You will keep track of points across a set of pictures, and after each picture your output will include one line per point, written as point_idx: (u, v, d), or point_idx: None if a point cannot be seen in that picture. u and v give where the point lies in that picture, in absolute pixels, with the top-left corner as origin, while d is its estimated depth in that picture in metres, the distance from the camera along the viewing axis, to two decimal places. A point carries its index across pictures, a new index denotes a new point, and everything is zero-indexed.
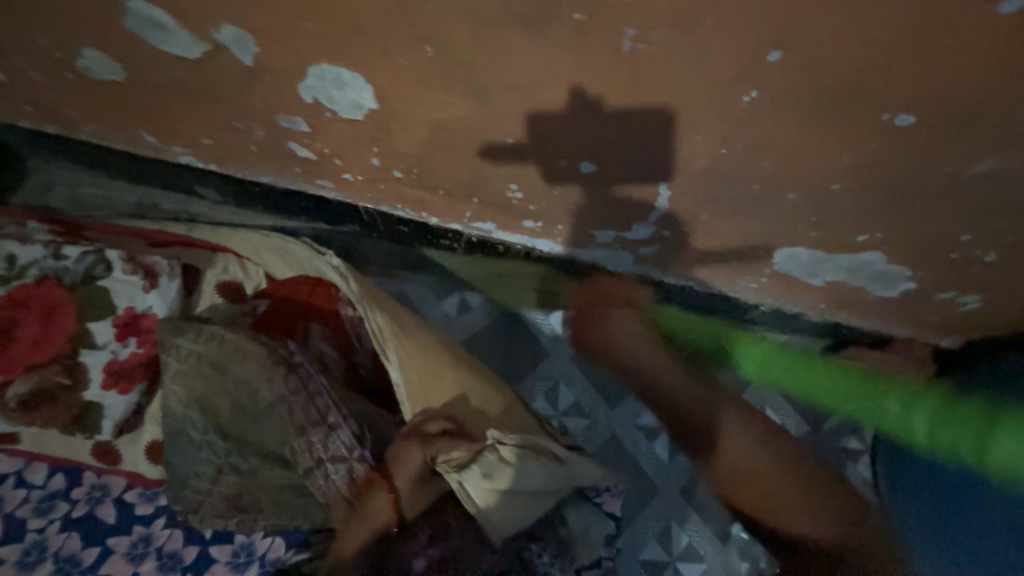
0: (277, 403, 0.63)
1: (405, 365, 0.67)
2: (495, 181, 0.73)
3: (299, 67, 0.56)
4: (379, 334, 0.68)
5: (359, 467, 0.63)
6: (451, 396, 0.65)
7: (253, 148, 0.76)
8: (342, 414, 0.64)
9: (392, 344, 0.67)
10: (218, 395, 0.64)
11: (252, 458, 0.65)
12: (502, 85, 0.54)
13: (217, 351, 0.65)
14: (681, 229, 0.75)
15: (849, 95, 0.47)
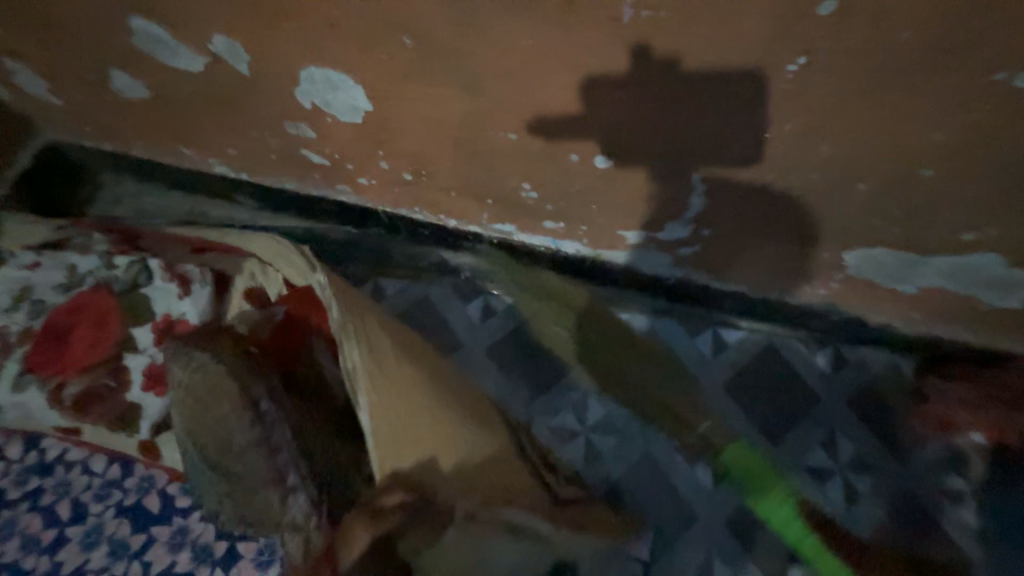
0: (247, 448, 0.63)
1: (377, 413, 0.61)
2: (506, 181, 0.67)
3: (291, 72, 0.54)
4: (353, 375, 0.63)
5: (314, 536, 0.62)
6: (421, 450, 0.62)
7: (273, 156, 0.77)
8: (300, 476, 0.63)
9: (365, 390, 0.62)
10: (207, 433, 0.64)
11: (240, 492, 0.64)
12: (496, 74, 0.49)
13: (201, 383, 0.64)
14: (723, 226, 0.65)
15: (940, 49, 0.38)
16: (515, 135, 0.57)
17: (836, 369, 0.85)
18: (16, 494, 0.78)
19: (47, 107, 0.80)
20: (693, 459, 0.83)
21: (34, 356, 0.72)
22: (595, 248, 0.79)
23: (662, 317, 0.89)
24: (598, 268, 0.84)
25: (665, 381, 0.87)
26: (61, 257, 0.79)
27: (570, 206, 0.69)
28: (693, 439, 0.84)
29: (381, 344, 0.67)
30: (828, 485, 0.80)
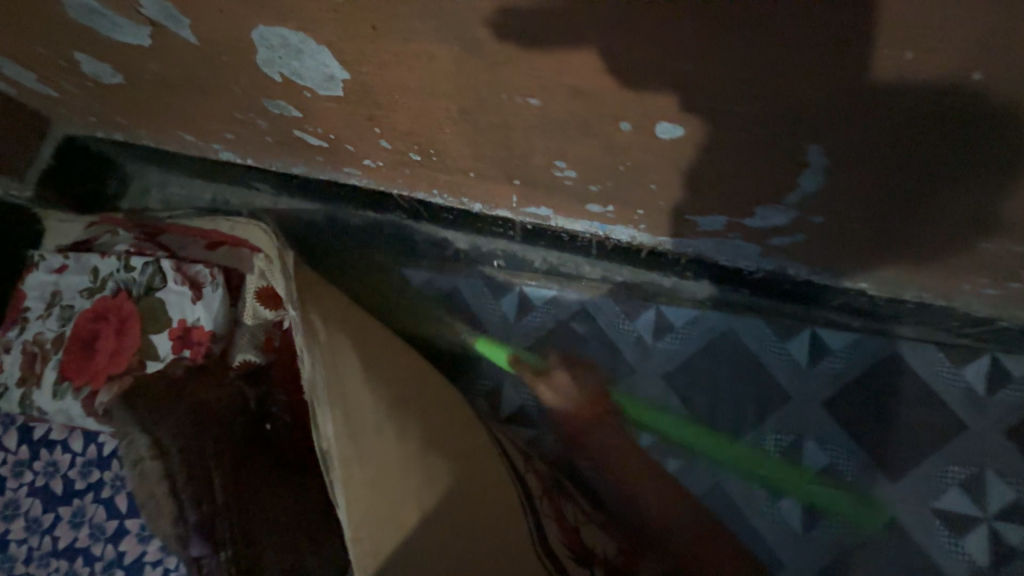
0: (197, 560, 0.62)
1: (354, 503, 0.49)
2: (536, 160, 0.51)
3: (242, 36, 0.42)
4: (326, 458, 0.51)
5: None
6: (408, 552, 0.49)
7: (269, 140, 0.66)
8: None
9: (338, 479, 0.50)
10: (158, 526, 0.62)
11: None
12: (498, 11, 0.33)
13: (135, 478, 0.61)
14: (845, 209, 0.45)
15: None
16: (539, 101, 0.41)
17: (991, 391, 0.66)
18: (82, 485, 0.82)
19: (48, 98, 0.75)
20: (776, 493, 0.69)
21: (68, 363, 0.73)
22: (656, 236, 0.62)
23: (745, 316, 0.73)
24: (662, 260, 0.68)
25: (744, 395, 0.72)
26: (85, 259, 0.77)
27: (620, 186, 0.52)
28: (777, 469, 0.69)
29: (360, 408, 0.54)
30: (968, 538, 0.64)
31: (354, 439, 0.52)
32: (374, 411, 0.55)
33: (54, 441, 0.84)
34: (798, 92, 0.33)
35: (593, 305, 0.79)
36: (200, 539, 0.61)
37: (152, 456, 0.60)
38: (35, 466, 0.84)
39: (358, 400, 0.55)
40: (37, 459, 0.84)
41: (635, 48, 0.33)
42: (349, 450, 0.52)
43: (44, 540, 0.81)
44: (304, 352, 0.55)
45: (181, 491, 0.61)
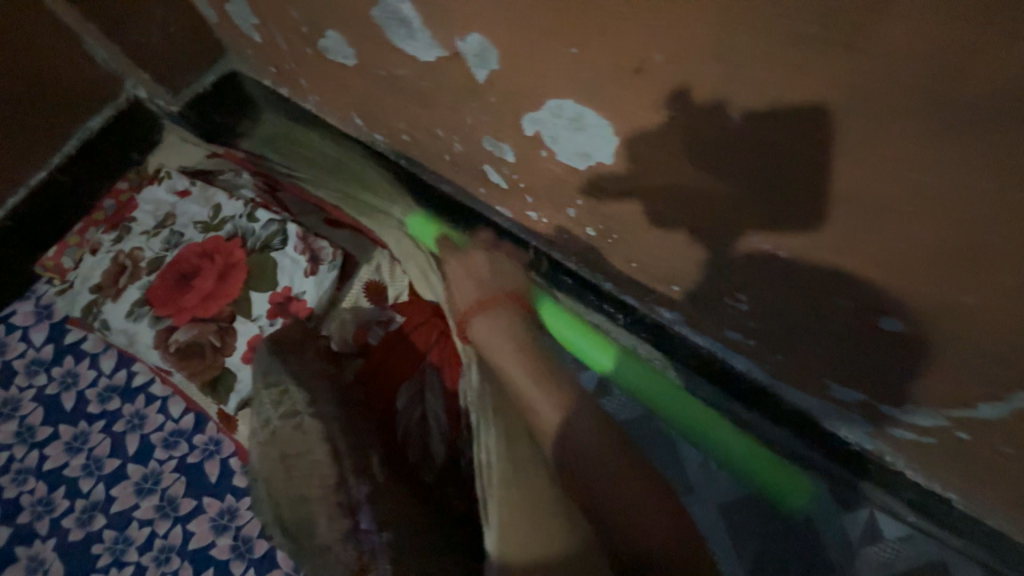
0: (334, 547, 0.56)
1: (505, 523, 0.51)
2: (715, 283, 0.54)
3: (537, 95, 0.44)
4: (485, 469, 0.55)
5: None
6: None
7: (448, 159, 0.69)
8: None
9: (493, 494, 0.53)
10: (286, 495, 0.60)
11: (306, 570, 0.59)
12: (820, 188, 0.35)
13: (291, 435, 0.60)
14: (995, 442, 0.47)
15: None
16: (783, 254, 0.43)
17: None
18: (95, 409, 0.77)
19: (246, 38, 0.77)
20: None
21: (156, 289, 0.70)
22: (774, 377, 0.65)
23: (810, 473, 0.74)
24: (757, 397, 0.70)
25: (787, 546, 0.73)
26: (210, 194, 0.77)
27: (778, 334, 0.54)
28: None
29: (519, 440, 0.56)
30: None
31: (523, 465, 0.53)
32: (532, 447, 0.56)
33: (85, 352, 0.79)
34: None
35: None
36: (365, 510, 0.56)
37: (311, 413, 0.60)
38: (52, 372, 0.78)
39: (517, 429, 0.57)
40: (58, 364, 0.79)
41: (931, 269, 0.34)
42: (506, 471, 0.54)
43: (31, 455, 0.74)
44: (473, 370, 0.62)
45: (344, 458, 0.58)
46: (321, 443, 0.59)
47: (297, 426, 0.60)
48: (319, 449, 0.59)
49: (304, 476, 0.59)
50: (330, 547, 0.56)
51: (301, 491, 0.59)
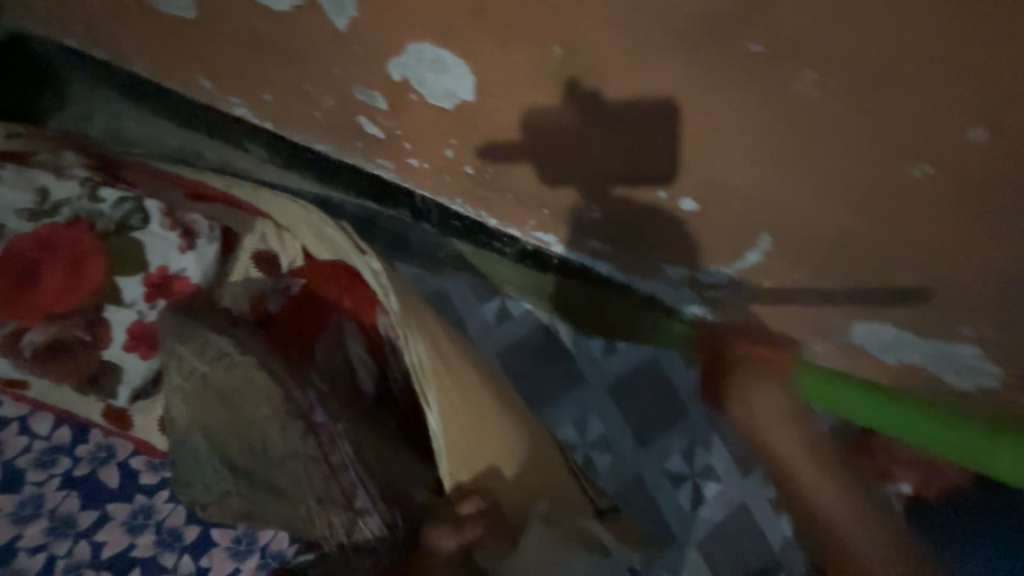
0: (294, 462, 0.56)
1: (446, 411, 0.56)
2: (573, 198, 0.66)
3: (397, 40, 0.49)
4: (419, 367, 0.58)
5: (381, 556, 0.55)
6: (496, 467, 0.55)
7: (318, 116, 0.69)
8: (369, 497, 0.56)
9: (431, 389, 0.56)
10: (228, 432, 0.56)
11: (266, 497, 0.58)
12: (624, 104, 0.47)
13: (224, 378, 0.56)
14: (763, 282, 0.68)
15: None
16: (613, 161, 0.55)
17: None
18: None
19: None
20: (674, 483, 0.88)
21: None
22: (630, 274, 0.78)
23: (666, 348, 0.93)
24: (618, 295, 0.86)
25: (660, 410, 0.91)
26: (31, 176, 0.66)
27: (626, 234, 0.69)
28: (677, 464, 0.89)
29: (444, 342, 0.60)
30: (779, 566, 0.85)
31: (450, 356, 0.59)
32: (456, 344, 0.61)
33: None
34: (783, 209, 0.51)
35: (561, 324, 0.93)
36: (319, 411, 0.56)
37: (241, 351, 0.56)
38: None
39: (439, 331, 0.61)
40: None
41: None
42: (439, 364, 0.58)
43: None
44: (393, 295, 0.62)
45: (286, 381, 0.56)
46: (262, 373, 0.56)
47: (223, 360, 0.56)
48: (259, 378, 0.56)
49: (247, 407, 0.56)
50: (290, 462, 0.56)
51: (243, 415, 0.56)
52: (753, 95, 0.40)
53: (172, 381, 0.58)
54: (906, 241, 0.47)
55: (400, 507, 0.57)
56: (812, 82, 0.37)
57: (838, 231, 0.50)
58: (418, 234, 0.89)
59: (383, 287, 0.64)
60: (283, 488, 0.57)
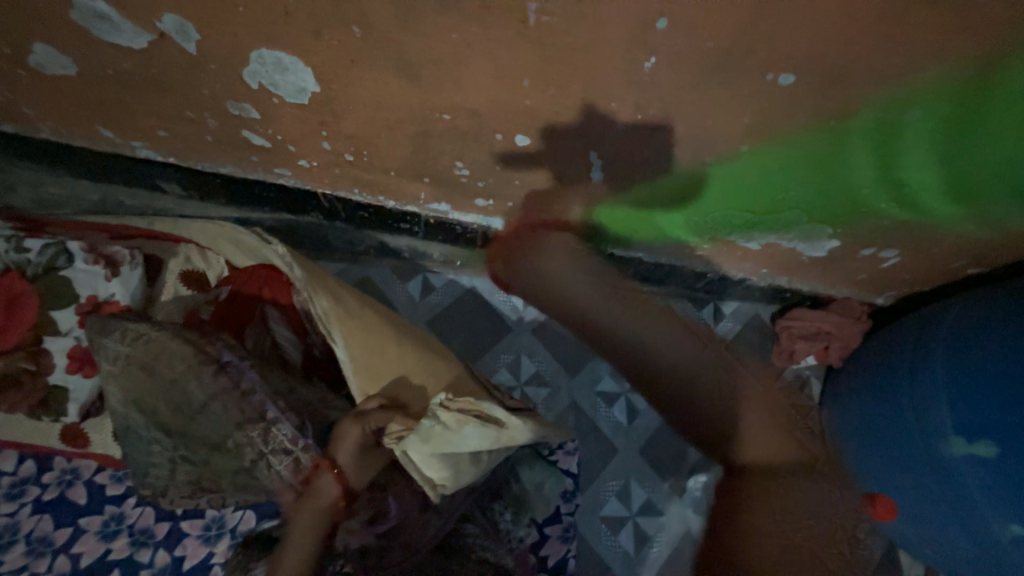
0: (211, 402, 0.63)
1: (351, 346, 0.65)
2: (441, 160, 0.76)
3: (240, 52, 0.59)
4: (324, 318, 0.67)
5: (304, 456, 0.62)
6: (405, 376, 0.66)
7: (209, 138, 0.79)
8: (279, 408, 0.64)
9: (335, 331, 0.66)
10: (154, 397, 0.62)
11: (201, 450, 0.63)
12: (430, 63, 0.57)
13: (144, 351, 0.63)
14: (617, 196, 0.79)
15: (773, 64, 0.51)
16: (450, 116, 0.66)
17: (717, 322, 1.08)
18: None
19: None
20: (608, 403, 0.98)
21: None
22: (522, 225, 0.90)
23: None
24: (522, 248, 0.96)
25: None
26: None
27: (495, 182, 0.79)
28: (609, 384, 0.99)
29: (346, 297, 0.71)
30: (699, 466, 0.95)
31: (349, 306, 0.69)
32: (357, 299, 0.72)
33: None
34: (587, 120, 0.63)
35: (481, 284, 1.05)
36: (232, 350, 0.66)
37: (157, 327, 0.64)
38: None
39: (340, 291, 0.71)
40: None
41: None
42: (341, 312, 0.68)
43: None
44: (296, 266, 0.72)
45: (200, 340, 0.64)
46: (175, 336, 0.63)
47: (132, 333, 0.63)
48: (174, 341, 0.63)
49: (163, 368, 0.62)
50: (208, 402, 0.63)
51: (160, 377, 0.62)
52: (510, 32, 0.51)
53: (104, 368, 0.64)
54: (675, 116, 0.60)
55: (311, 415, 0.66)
56: (539, 10, 0.48)
57: (630, 123, 0.62)
58: (332, 232, 0.99)
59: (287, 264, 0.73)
60: (210, 433, 0.63)
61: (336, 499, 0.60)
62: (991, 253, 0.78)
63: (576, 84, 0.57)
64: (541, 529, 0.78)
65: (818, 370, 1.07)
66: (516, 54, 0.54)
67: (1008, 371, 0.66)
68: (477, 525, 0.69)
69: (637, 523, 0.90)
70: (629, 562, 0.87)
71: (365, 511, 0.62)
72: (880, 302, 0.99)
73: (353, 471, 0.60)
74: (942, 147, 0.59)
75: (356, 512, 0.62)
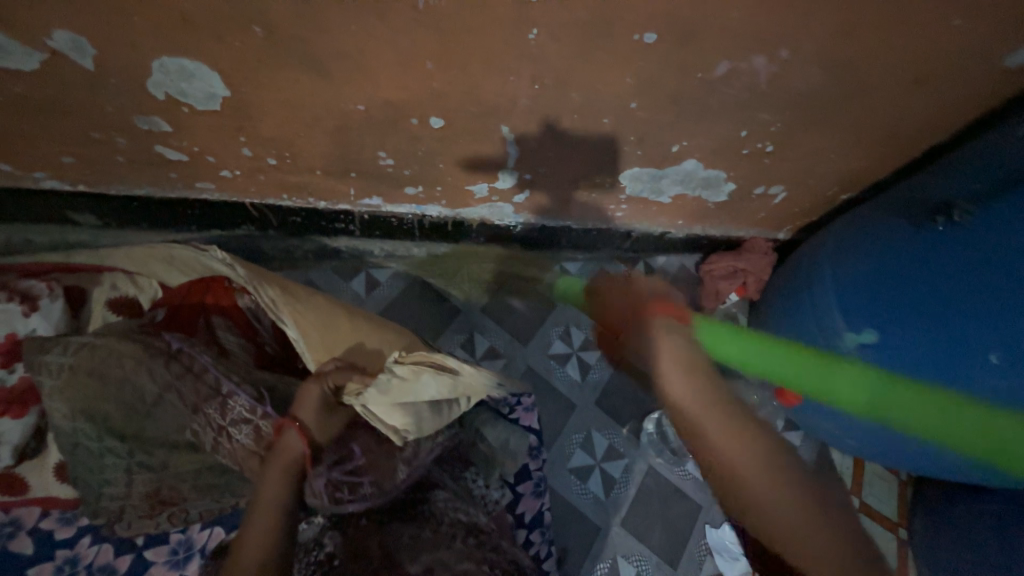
0: (165, 392, 0.64)
1: (301, 325, 0.69)
2: (363, 152, 0.79)
3: (141, 62, 0.60)
4: (272, 304, 0.71)
5: (264, 423, 0.63)
6: (359, 344, 0.70)
7: (120, 159, 0.77)
8: (233, 382, 0.65)
9: (285, 314, 0.70)
10: (105, 401, 0.62)
11: (160, 451, 0.64)
12: (335, 56, 0.61)
13: (88, 360, 0.62)
14: (535, 168, 0.85)
15: (636, 25, 0.59)
16: (363, 107, 0.69)
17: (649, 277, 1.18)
18: None
19: None
20: (562, 362, 1.04)
21: None
22: (454, 208, 0.95)
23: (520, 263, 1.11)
24: (460, 230, 1.01)
25: (533, 309, 1.09)
26: None
27: (420, 168, 0.83)
28: (560, 347, 1.05)
29: (292, 286, 0.75)
30: (646, 419, 1.01)
31: (295, 293, 0.74)
32: (303, 289, 0.75)
33: None
34: (491, 96, 0.68)
35: (426, 274, 1.09)
36: (179, 340, 0.66)
37: (99, 335, 0.64)
38: None
39: (285, 283, 0.75)
40: None
41: None
42: (286, 298, 0.72)
43: None
44: (239, 266, 0.75)
45: (148, 339, 0.65)
46: (121, 340, 0.64)
47: (72, 347, 0.63)
48: (119, 345, 0.63)
49: (115, 370, 0.62)
50: (162, 393, 0.64)
51: (109, 382, 0.62)
52: (402, 17, 0.56)
53: (45, 388, 0.62)
54: (568, 81, 0.67)
55: (268, 389, 0.67)
56: None
57: (530, 93, 0.68)
58: (268, 243, 1.00)
59: (228, 266, 0.76)
60: (168, 430, 0.65)
61: (303, 451, 0.60)
62: (854, 178, 0.92)
63: (474, 62, 0.63)
64: (515, 489, 0.83)
65: (742, 306, 1.19)
66: (412, 38, 0.59)
67: (898, 277, 0.75)
68: (447, 490, 0.70)
69: (604, 469, 0.97)
70: (600, 504, 0.94)
71: (331, 456, 0.64)
72: (782, 237, 1.12)
73: (315, 425, 0.62)
74: (805, 79, 0.69)
75: (322, 460, 0.63)
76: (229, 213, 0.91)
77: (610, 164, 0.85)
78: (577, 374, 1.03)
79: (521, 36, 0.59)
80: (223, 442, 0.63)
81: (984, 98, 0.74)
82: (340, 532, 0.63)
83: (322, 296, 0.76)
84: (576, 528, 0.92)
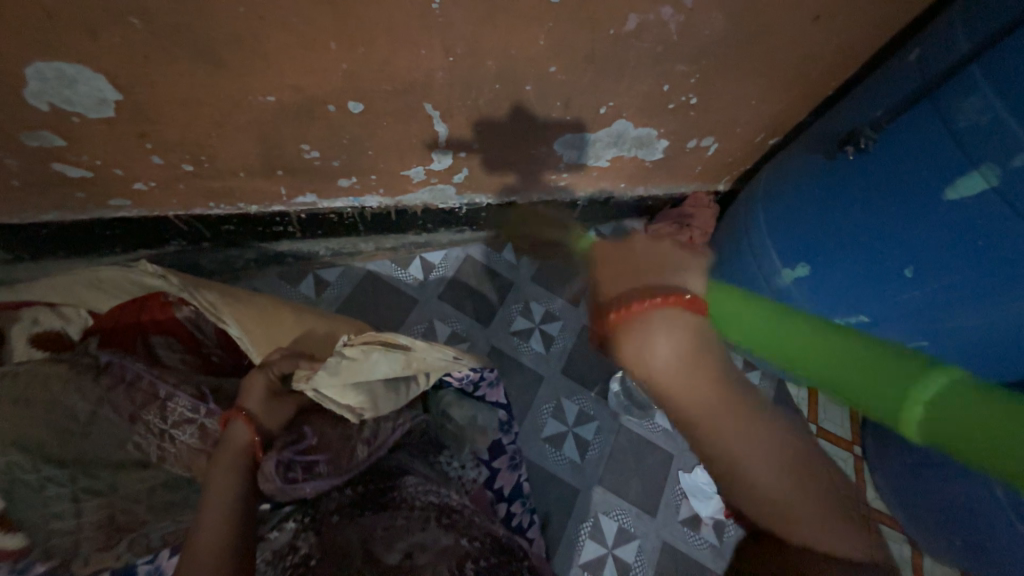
0: (99, 408, 0.63)
1: (245, 323, 0.70)
2: (285, 147, 0.76)
3: (12, 70, 0.55)
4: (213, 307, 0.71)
5: (208, 420, 0.65)
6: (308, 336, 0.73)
7: (16, 182, 0.71)
8: (171, 385, 0.66)
9: (228, 315, 0.70)
10: (36, 427, 0.59)
11: (105, 472, 0.62)
12: (230, 44, 0.57)
13: (11, 388, 0.59)
14: (469, 145, 0.84)
15: None
16: (274, 98, 0.66)
17: None
18: None
19: None
20: (525, 338, 1.05)
21: None
22: (394, 196, 0.92)
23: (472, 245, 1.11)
24: (404, 217, 0.98)
25: (490, 288, 1.09)
26: None
27: (349, 157, 0.80)
28: (521, 323, 1.06)
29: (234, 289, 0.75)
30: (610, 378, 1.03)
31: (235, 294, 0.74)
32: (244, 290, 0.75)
33: None
34: (406, 73, 0.67)
35: (377, 267, 1.08)
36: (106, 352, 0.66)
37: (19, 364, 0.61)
38: None
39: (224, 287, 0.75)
40: None
41: None
42: (226, 300, 0.72)
43: None
44: (172, 276, 0.74)
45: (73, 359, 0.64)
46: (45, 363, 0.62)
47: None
48: (44, 367, 0.62)
49: (41, 395, 0.60)
50: (98, 409, 0.62)
51: (34, 409, 0.59)
52: None
53: None
54: (482, 50, 0.66)
55: (211, 388, 0.70)
56: None
57: (445, 65, 0.67)
58: (202, 256, 0.96)
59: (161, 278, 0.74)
60: (110, 450, 0.63)
61: (252, 438, 0.60)
62: (777, 122, 0.96)
63: (380, 38, 0.61)
64: (490, 464, 0.83)
65: None
66: (309, 17, 0.56)
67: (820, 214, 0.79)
68: (417, 475, 0.69)
69: (576, 434, 0.99)
70: (576, 467, 0.97)
71: (283, 440, 0.63)
72: (721, 189, 1.16)
73: (262, 413, 0.63)
74: (713, 26, 0.70)
75: (274, 446, 0.62)
76: (152, 228, 0.87)
77: (543, 131, 0.85)
78: (537, 343, 1.05)
79: (422, 7, 0.58)
80: (168, 446, 0.64)
81: (880, 30, 0.78)
82: (313, 532, 0.59)
83: (261, 296, 0.76)
84: (557, 493, 0.94)
